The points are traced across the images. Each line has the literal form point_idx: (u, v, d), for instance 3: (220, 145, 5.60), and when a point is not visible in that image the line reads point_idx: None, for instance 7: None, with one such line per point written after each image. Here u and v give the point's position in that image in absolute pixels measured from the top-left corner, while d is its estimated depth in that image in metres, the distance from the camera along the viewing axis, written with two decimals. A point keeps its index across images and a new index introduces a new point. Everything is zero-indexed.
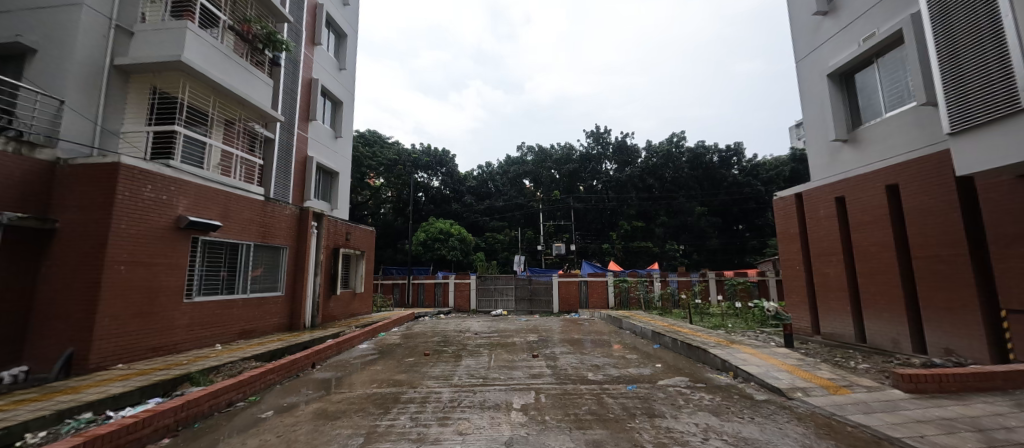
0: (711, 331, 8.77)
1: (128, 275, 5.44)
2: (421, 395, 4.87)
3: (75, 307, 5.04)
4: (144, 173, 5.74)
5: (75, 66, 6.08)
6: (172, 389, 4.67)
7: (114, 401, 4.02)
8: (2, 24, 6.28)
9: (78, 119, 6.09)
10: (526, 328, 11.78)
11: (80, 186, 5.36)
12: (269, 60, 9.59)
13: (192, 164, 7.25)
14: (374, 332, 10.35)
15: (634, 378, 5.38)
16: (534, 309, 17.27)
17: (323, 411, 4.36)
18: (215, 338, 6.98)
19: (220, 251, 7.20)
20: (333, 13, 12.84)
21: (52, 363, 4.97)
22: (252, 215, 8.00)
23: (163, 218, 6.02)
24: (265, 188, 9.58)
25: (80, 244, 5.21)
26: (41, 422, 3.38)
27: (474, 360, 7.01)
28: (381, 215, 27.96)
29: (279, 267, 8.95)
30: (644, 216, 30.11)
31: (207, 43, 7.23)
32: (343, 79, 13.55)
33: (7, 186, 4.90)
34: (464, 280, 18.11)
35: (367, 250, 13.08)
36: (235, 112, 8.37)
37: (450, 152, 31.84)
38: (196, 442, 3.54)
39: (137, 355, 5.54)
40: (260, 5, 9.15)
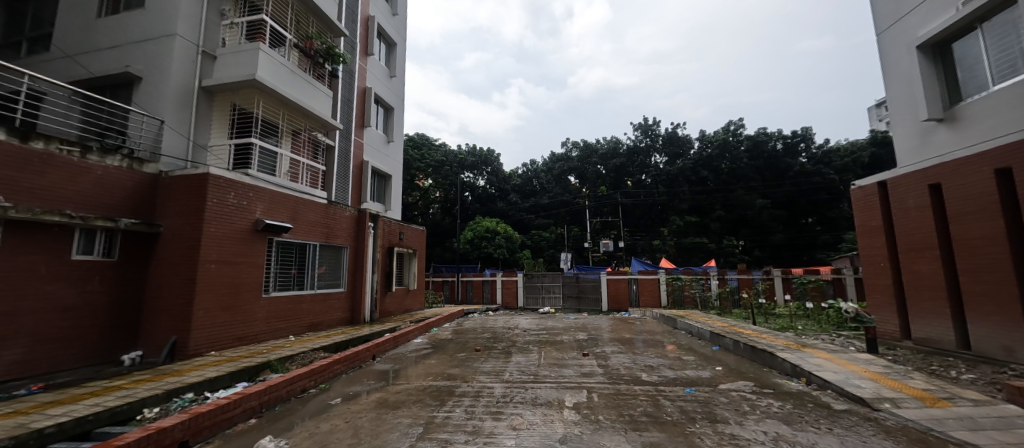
0: (778, 334, 8.13)
1: (217, 272, 6.10)
2: (474, 389, 5.01)
3: (176, 302, 5.76)
4: (228, 181, 6.41)
5: (171, 90, 6.95)
6: (255, 375, 5.19)
7: (211, 384, 4.54)
8: (114, 57, 7.26)
9: (174, 136, 6.94)
10: (574, 326, 11.64)
11: (177, 195, 6.10)
12: (329, 72, 10.32)
13: (266, 172, 7.97)
14: (427, 328, 10.77)
15: (692, 381, 5.14)
16: (582, 307, 17.02)
17: (384, 400, 4.62)
18: (288, 330, 7.65)
19: (291, 251, 7.89)
20: (383, 23, 13.48)
21: (160, 349, 5.72)
22: (317, 217, 8.66)
23: (244, 221, 6.68)
24: (327, 192, 10.30)
25: (178, 245, 5.93)
26: (154, 400, 3.91)
27: (524, 357, 7.06)
28: (430, 215, 28.95)
29: (341, 265, 9.60)
30: (699, 210, 28.53)
31: (277, 62, 7.90)
32: (394, 85, 14.21)
33: (121, 197, 5.73)
34: (512, 277, 18.30)
35: (419, 248, 13.63)
36: (301, 122, 9.09)
37: (495, 152, 32.24)
38: (277, 424, 3.91)
39: (225, 344, 6.22)
40: (320, 22, 9.88)
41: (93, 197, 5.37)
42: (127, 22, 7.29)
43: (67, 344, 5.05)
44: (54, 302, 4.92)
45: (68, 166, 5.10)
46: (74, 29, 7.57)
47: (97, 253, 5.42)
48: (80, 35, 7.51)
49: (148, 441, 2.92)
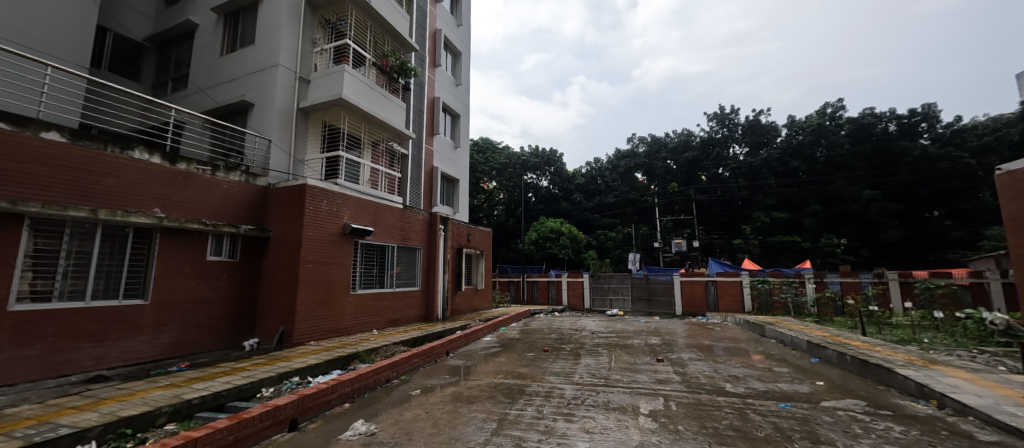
0: (895, 347, 7.00)
1: (314, 271, 6.86)
2: (545, 389, 5.04)
3: (282, 297, 6.59)
4: (322, 190, 7.17)
5: (276, 112, 7.98)
6: (347, 364, 5.74)
7: (312, 370, 5.13)
8: (232, 88, 8.52)
9: (279, 152, 7.95)
10: (645, 330, 11.12)
11: (282, 204, 6.97)
12: (403, 86, 11.08)
13: (351, 181, 8.77)
14: (496, 327, 11.04)
15: (786, 395, 4.63)
16: (653, 310, 16.16)
17: (459, 395, 4.84)
18: (372, 325, 8.35)
19: (373, 252, 8.62)
20: (448, 35, 14.15)
21: (270, 338, 6.58)
22: (394, 221, 9.33)
23: (335, 225, 7.42)
24: (403, 197, 11.03)
25: (284, 247, 6.77)
26: (269, 381, 4.52)
27: (593, 360, 6.91)
28: (495, 217, 29.60)
29: (415, 266, 10.21)
30: (789, 205, 25.59)
31: (359, 80, 8.66)
32: (460, 93, 14.79)
33: (240, 206, 6.70)
34: (577, 278, 18.06)
35: (486, 249, 14.00)
36: (380, 134, 9.87)
37: (558, 152, 32.01)
38: (367, 409, 4.31)
39: (322, 335, 6.97)
40: (395, 40, 10.64)
41: (221, 208, 6.35)
42: (242, 57, 8.51)
43: (203, 330, 6.04)
44: (194, 295, 5.91)
45: (202, 182, 6.10)
46: (204, 66, 9.02)
47: (224, 254, 6.40)
48: (208, 71, 8.94)
49: (266, 416, 3.42)
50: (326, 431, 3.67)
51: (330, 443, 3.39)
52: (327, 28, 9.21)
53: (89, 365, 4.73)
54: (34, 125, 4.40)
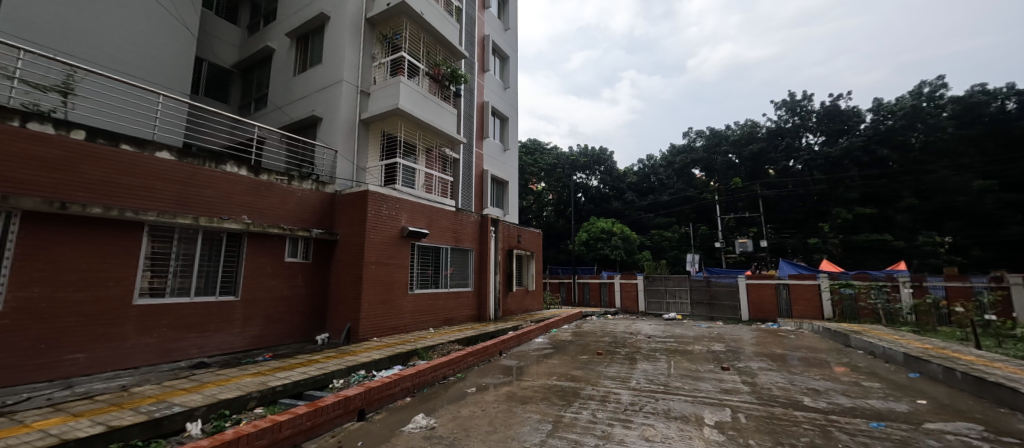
0: (1019, 363, 5.97)
1: (376, 271, 7.30)
2: (601, 394, 4.94)
3: (349, 296, 7.08)
4: (383, 196, 7.61)
5: (341, 125, 8.61)
6: (407, 360, 6.04)
7: (377, 364, 5.46)
8: (303, 104, 9.33)
9: (344, 162, 8.57)
10: (707, 336, 10.48)
11: (347, 209, 7.50)
12: (454, 93, 11.44)
13: (408, 186, 9.22)
14: (547, 328, 11.00)
15: (877, 414, 4.14)
16: (715, 315, 15.15)
17: (513, 394, 4.89)
18: (428, 323, 8.71)
19: (428, 253, 8.99)
20: (496, 40, 14.40)
21: (339, 333, 7.09)
22: (448, 223, 9.65)
23: (394, 228, 7.84)
24: (455, 200, 11.38)
25: (349, 249, 7.28)
26: (340, 373, 4.87)
27: (651, 365, 6.65)
28: (544, 217, 29.49)
29: (468, 266, 10.47)
30: (876, 199, 22.80)
31: (414, 90, 9.09)
32: (508, 96, 14.97)
33: (312, 211, 7.31)
34: (631, 280, 17.47)
35: (537, 250, 14.00)
36: (433, 140, 10.28)
37: (608, 150, 31.17)
38: (427, 404, 4.52)
39: (383, 331, 7.39)
40: (446, 49, 11.03)
41: (296, 214, 6.98)
42: (311, 75, 9.30)
43: (282, 324, 6.65)
44: (274, 293, 6.54)
45: (281, 191, 6.74)
46: (280, 86, 9.96)
47: (299, 256, 7.02)
48: (283, 90, 9.86)
49: (338, 405, 3.71)
50: (390, 423, 3.90)
51: (394, 434, 3.59)
52: (384, 43, 9.76)
53: (192, 353, 5.44)
54: (150, 146, 5.16)
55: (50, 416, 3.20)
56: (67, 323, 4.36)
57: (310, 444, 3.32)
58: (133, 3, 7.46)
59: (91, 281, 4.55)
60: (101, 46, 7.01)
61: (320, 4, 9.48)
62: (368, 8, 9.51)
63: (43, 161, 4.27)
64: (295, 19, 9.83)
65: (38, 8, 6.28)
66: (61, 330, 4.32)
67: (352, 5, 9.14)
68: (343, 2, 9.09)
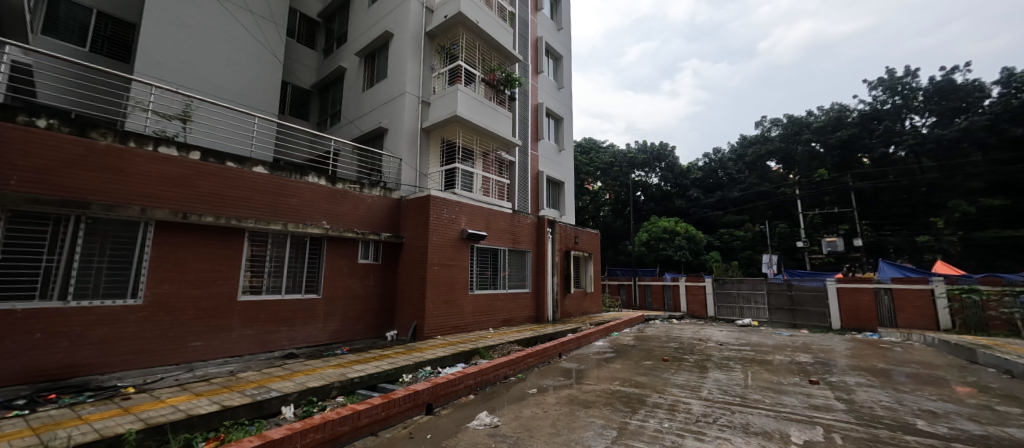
0: None
1: (438, 272, 7.62)
2: (668, 402, 4.70)
3: (414, 295, 7.46)
4: (444, 200, 7.93)
5: (405, 134, 9.13)
6: (469, 358, 6.23)
7: (442, 361, 5.68)
8: (372, 116, 10.03)
9: (408, 169, 9.08)
10: (789, 346, 9.49)
11: (412, 213, 7.91)
12: (509, 97, 11.61)
13: (466, 189, 9.52)
14: (608, 331, 10.69)
15: (1019, 445, 3.46)
16: (798, 321, 13.46)
17: (575, 397, 4.83)
18: (488, 323, 8.89)
19: (487, 255, 9.20)
20: (550, 41, 14.38)
21: (406, 330, 7.49)
22: (505, 225, 9.79)
23: (454, 231, 8.13)
24: (511, 202, 11.51)
25: (414, 251, 7.68)
26: (409, 367, 5.15)
27: (724, 375, 6.17)
28: (601, 217, 28.77)
29: (525, 267, 10.53)
30: (1007, 189, 19.14)
31: (471, 97, 9.38)
32: (563, 96, 14.83)
33: (381, 216, 7.81)
34: (698, 283, 16.38)
35: (594, 251, 13.70)
36: (489, 144, 10.52)
37: (669, 145, 29.44)
38: (490, 402, 4.62)
39: (446, 330, 7.69)
40: (500, 54, 11.23)
41: (367, 218, 7.51)
42: (378, 89, 9.98)
43: (357, 321, 7.19)
44: (350, 292, 7.09)
45: (354, 198, 7.29)
46: (351, 101, 10.80)
47: (370, 258, 7.55)
48: (354, 104, 10.68)
49: (408, 399, 3.93)
50: (456, 418, 4.04)
51: (460, 429, 3.73)
52: (443, 54, 10.18)
53: (283, 344, 6.09)
54: (249, 162, 5.88)
55: (178, 394, 3.78)
56: (189, 315, 5.12)
57: (384, 433, 3.57)
58: (233, 39, 8.57)
59: (206, 279, 5.30)
60: (210, 78, 8.15)
61: (385, 23, 10.15)
62: (428, 22, 10.00)
63: (172, 179, 5.06)
64: (363, 38, 10.62)
65: (163, 51, 7.49)
66: (185, 321, 5.09)
67: (413, 20, 9.65)
68: (405, 18, 9.65)
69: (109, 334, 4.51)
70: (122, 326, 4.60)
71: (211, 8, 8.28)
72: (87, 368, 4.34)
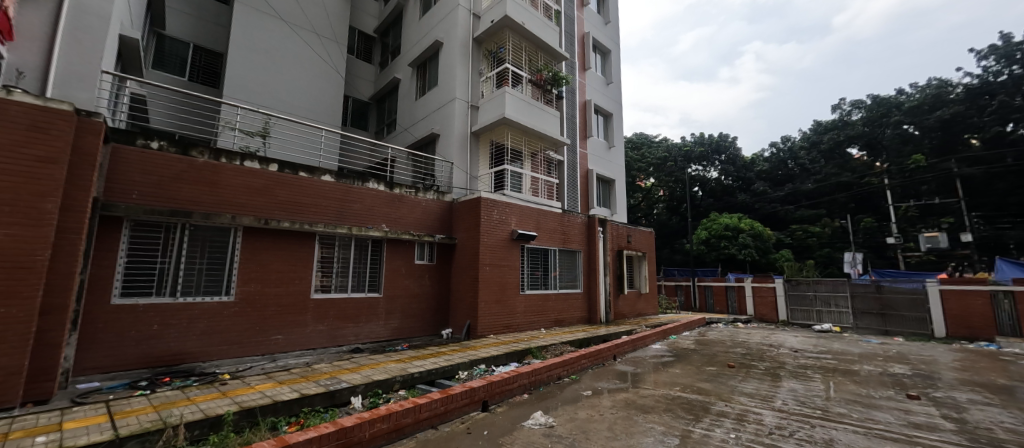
0: None
1: (490, 272, 7.77)
2: (736, 412, 4.41)
3: (468, 295, 7.67)
4: (494, 202, 8.08)
5: (455, 138, 9.42)
6: (522, 358, 6.29)
7: (496, 360, 5.79)
8: (424, 123, 10.46)
9: (459, 172, 9.38)
10: (878, 355, 8.47)
11: (464, 215, 8.14)
12: (556, 97, 11.54)
13: (516, 190, 9.61)
14: (665, 334, 10.25)
15: None
16: (890, 328, 11.90)
17: (632, 402, 4.70)
18: (539, 323, 8.91)
19: (537, 255, 9.23)
20: (596, 36, 14.10)
21: (460, 329, 7.72)
22: (555, 225, 9.75)
23: (505, 231, 8.24)
24: (561, 202, 11.44)
25: (467, 252, 7.90)
26: (464, 365, 5.32)
27: (800, 385, 5.66)
28: (655, 216, 27.70)
29: (576, 267, 10.41)
30: None
31: (519, 98, 9.47)
32: (611, 91, 14.45)
33: (435, 218, 8.12)
34: (767, 284, 15.15)
35: (649, 251, 13.20)
36: (537, 144, 10.55)
37: (729, 136, 27.52)
38: (543, 402, 4.64)
39: (498, 329, 7.83)
40: (546, 54, 11.21)
41: (422, 221, 7.84)
42: (430, 96, 10.39)
43: (415, 319, 7.54)
44: (408, 291, 7.45)
45: (410, 202, 7.65)
46: (405, 110, 11.35)
47: (426, 259, 7.88)
48: (408, 113, 11.20)
49: (465, 395, 4.05)
50: (512, 416, 4.11)
51: (516, 428, 3.78)
52: (490, 58, 10.36)
53: (350, 339, 6.55)
54: (318, 172, 6.40)
55: (265, 382, 4.22)
56: (271, 311, 5.69)
57: (444, 426, 3.73)
58: (302, 59, 9.38)
59: (284, 279, 5.85)
60: (283, 97, 9.00)
61: (435, 32, 10.55)
62: (475, 28, 10.25)
63: (255, 189, 5.66)
64: (415, 49, 11.12)
65: (245, 75, 8.42)
66: (268, 316, 5.66)
67: (461, 28, 9.95)
68: (454, 27, 9.98)
69: (208, 327, 5.15)
70: (219, 319, 5.23)
71: (283, 33, 9.14)
72: (192, 356, 5.00)
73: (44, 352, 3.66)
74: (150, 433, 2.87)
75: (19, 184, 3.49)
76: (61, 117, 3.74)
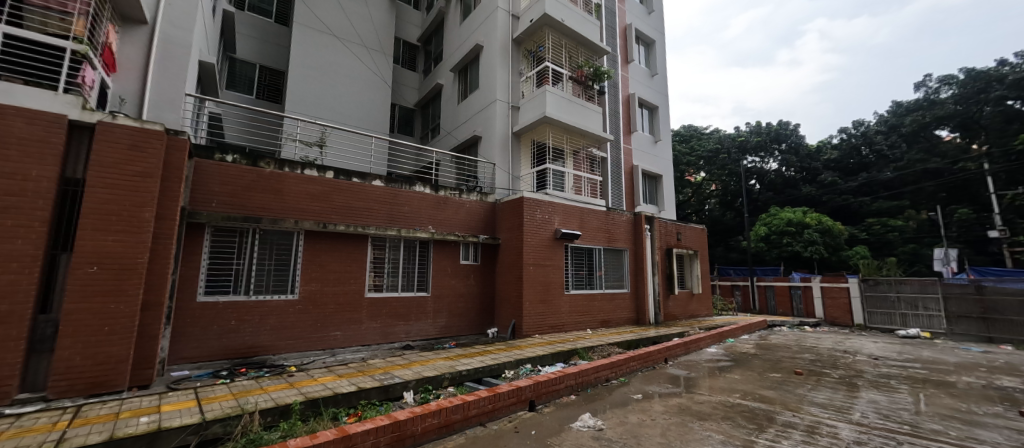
0: None
1: (534, 272, 7.78)
2: (806, 423, 4.08)
3: (512, 294, 7.74)
4: (536, 202, 8.09)
5: (497, 140, 9.52)
6: (568, 359, 6.24)
7: (541, 360, 5.78)
8: (467, 126, 10.67)
9: (502, 173, 9.48)
10: (979, 366, 7.43)
11: (507, 216, 8.20)
12: (598, 92, 11.30)
13: (558, 189, 9.54)
14: (722, 337, 9.69)
15: None
16: (995, 335, 10.39)
17: (686, 408, 4.50)
18: (585, 324, 8.79)
19: (582, 255, 9.12)
20: (640, 27, 13.65)
21: (506, 328, 7.80)
22: (599, 223, 9.56)
23: (548, 231, 8.22)
24: (606, 200, 11.19)
25: (510, 252, 7.97)
26: (510, 364, 5.37)
27: (883, 397, 5.12)
28: (707, 212, 26.36)
29: (622, 267, 10.15)
30: None
31: (560, 96, 9.41)
32: (657, 83, 13.92)
33: (478, 219, 8.26)
34: (839, 284, 13.85)
35: (701, 249, 12.58)
36: (579, 141, 10.42)
37: (789, 124, 25.57)
38: (591, 404, 4.57)
39: (543, 329, 7.82)
40: (587, 49, 11.02)
41: (466, 222, 8.02)
42: (472, 100, 10.59)
43: (462, 318, 7.72)
44: (454, 290, 7.66)
45: (455, 204, 7.85)
46: (448, 114, 11.65)
47: (471, 259, 8.06)
48: (451, 117, 11.49)
49: (512, 394, 4.09)
50: (560, 417, 4.10)
51: (564, 429, 3.76)
52: (530, 57, 10.38)
53: (402, 336, 6.85)
54: (369, 177, 6.74)
55: (326, 375, 4.53)
56: (331, 309, 6.09)
57: (492, 424, 3.79)
58: (352, 72, 9.95)
59: (342, 278, 6.23)
60: (337, 108, 9.58)
61: (475, 36, 10.75)
62: (515, 29, 10.31)
63: (314, 195, 6.08)
64: (456, 55, 11.40)
65: (303, 90, 9.08)
66: (328, 314, 6.06)
67: (501, 30, 10.05)
68: (493, 29, 10.10)
69: (277, 323, 5.62)
70: (285, 316, 5.69)
71: (336, 49, 9.75)
72: (263, 349, 5.48)
73: (145, 343, 4.17)
74: (230, 417, 3.20)
75: (124, 197, 4.01)
76: (154, 136, 4.24)
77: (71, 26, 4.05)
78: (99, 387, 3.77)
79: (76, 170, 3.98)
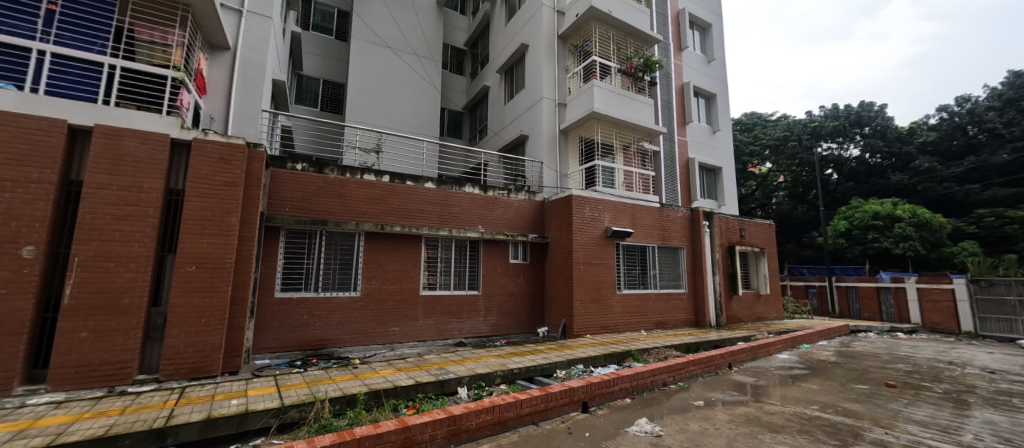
0: None
1: (584, 271, 7.66)
2: (901, 443, 3.63)
3: (562, 294, 7.68)
4: (585, 199, 7.95)
5: (544, 138, 9.49)
6: (622, 360, 6.06)
7: (594, 361, 5.69)
8: (514, 126, 10.73)
9: (550, 172, 9.42)
10: None
11: (556, 214, 8.14)
12: (649, 83, 10.86)
13: (608, 186, 9.32)
14: (795, 343, 8.89)
15: None
16: None
17: (755, 418, 4.19)
18: (639, 325, 8.49)
19: (635, 254, 8.82)
20: (694, 11, 12.88)
21: (556, 327, 7.76)
22: (652, 221, 9.19)
23: (598, 229, 8.05)
24: (659, 196, 10.72)
25: (559, 251, 7.91)
26: (561, 364, 5.33)
27: (1003, 418, 4.39)
28: (775, 205, 24.36)
29: (679, 266, 9.67)
30: None
31: (608, 90, 9.18)
32: (714, 70, 13.07)
33: (527, 219, 8.28)
34: (941, 285, 12.06)
35: (768, 246, 11.65)
36: (629, 136, 10.07)
37: (872, 105, 22.86)
38: (648, 409, 4.41)
39: (595, 329, 7.67)
40: (637, 39, 10.62)
41: (515, 222, 8.08)
42: (519, 99, 10.63)
43: (512, 316, 7.80)
44: (504, 289, 7.74)
45: (503, 203, 7.94)
46: (495, 115, 11.81)
47: (520, 258, 8.11)
48: (498, 117, 11.63)
49: (564, 395, 4.06)
50: (614, 420, 4.00)
51: (619, 433, 3.67)
52: (576, 53, 10.21)
53: (455, 333, 7.07)
54: (422, 180, 7.02)
55: (386, 368, 4.80)
56: (389, 305, 6.44)
57: (545, 424, 3.79)
58: (405, 80, 10.43)
59: (399, 277, 6.57)
60: (391, 115, 10.09)
61: (521, 36, 10.79)
62: (560, 25, 10.20)
63: (372, 198, 6.45)
64: (502, 55, 11.52)
65: (361, 100, 9.70)
66: (387, 310, 6.42)
67: (546, 27, 10.00)
68: (539, 27, 10.08)
69: (343, 318, 6.05)
70: (349, 311, 6.11)
71: (390, 59, 10.28)
72: (331, 342, 5.93)
73: (233, 334, 4.68)
74: (305, 404, 3.49)
75: (216, 204, 4.54)
76: (238, 150, 4.74)
77: (172, 56, 4.71)
78: (198, 372, 4.30)
79: (178, 182, 4.57)
